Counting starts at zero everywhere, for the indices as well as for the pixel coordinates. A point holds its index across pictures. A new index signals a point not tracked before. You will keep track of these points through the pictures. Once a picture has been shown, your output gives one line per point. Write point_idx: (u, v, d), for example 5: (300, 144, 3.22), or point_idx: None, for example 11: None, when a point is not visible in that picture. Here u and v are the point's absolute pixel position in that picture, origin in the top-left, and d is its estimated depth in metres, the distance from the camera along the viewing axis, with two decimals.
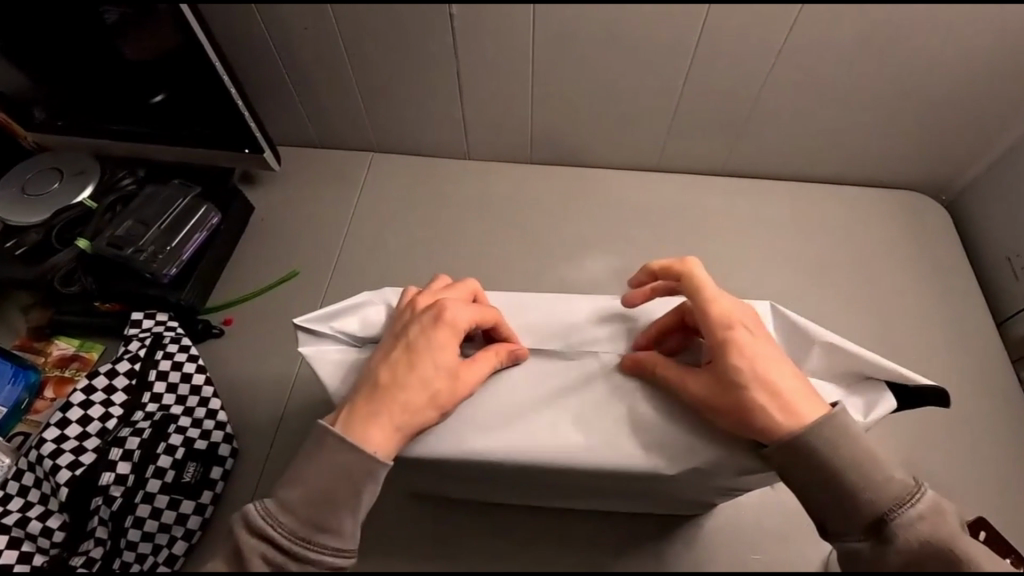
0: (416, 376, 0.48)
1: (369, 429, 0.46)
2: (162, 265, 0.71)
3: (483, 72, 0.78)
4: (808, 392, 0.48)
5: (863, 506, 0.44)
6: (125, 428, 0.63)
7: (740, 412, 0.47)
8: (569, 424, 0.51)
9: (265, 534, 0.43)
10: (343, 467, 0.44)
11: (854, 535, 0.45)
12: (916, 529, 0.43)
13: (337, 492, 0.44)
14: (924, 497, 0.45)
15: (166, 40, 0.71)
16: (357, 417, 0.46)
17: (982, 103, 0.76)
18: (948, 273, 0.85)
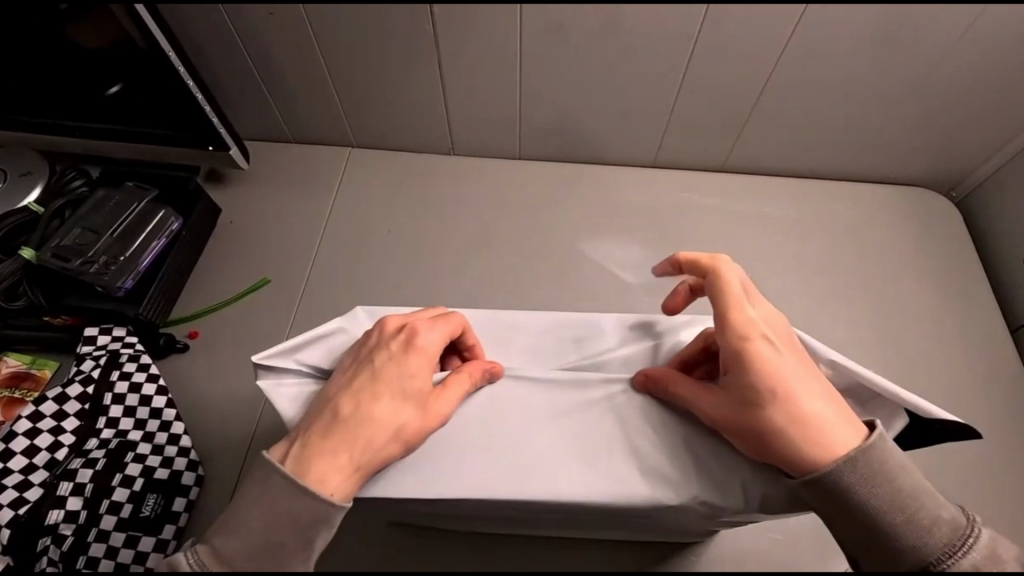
0: (380, 407, 0.44)
1: (325, 467, 0.41)
2: (116, 277, 0.65)
3: (467, 64, 0.72)
4: (844, 418, 0.44)
5: (907, 553, 0.40)
6: (76, 459, 0.58)
7: (763, 432, 0.43)
8: (570, 466, 0.45)
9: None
10: (289, 515, 0.40)
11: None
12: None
13: (283, 545, 0.40)
14: (979, 540, 0.40)
15: (111, 29, 0.64)
16: (312, 454, 0.42)
17: (1002, 97, 0.71)
18: (960, 274, 0.81)
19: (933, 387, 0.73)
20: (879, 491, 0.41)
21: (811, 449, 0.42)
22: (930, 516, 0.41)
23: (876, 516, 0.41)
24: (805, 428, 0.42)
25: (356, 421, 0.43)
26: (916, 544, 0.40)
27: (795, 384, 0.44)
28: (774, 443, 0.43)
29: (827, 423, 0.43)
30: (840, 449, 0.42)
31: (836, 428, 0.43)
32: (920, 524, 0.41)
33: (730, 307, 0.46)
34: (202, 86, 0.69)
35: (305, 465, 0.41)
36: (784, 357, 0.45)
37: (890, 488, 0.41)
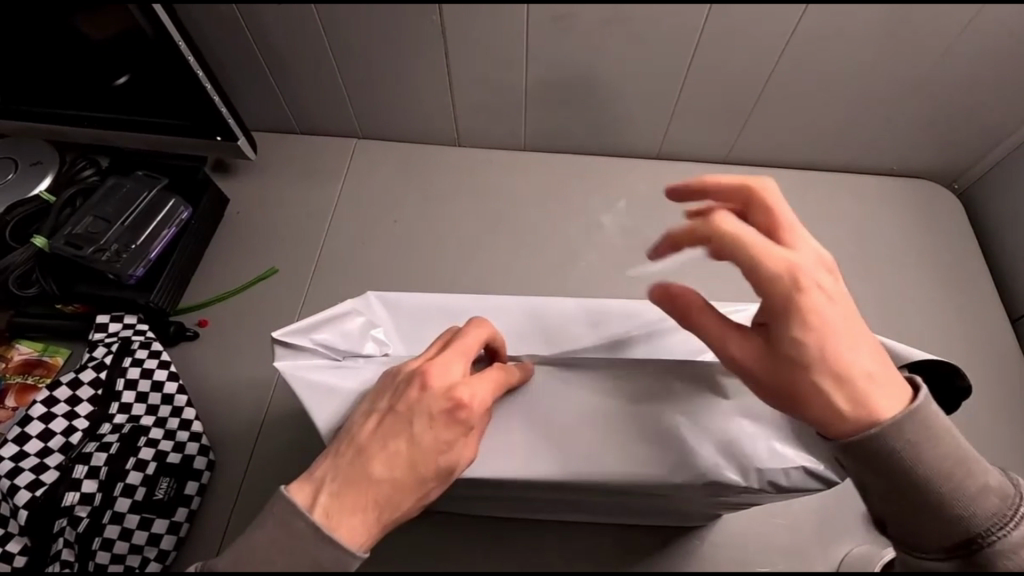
0: (414, 453, 0.41)
1: (356, 515, 0.39)
2: (127, 265, 0.66)
3: (474, 59, 0.73)
4: (891, 377, 0.41)
5: (959, 524, 0.39)
6: (90, 443, 0.59)
7: (800, 396, 0.41)
8: (584, 450, 0.46)
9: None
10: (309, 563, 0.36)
11: (934, 553, 0.40)
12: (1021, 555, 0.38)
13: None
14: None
15: (121, 20, 0.64)
16: (341, 502, 0.39)
17: (1006, 90, 0.71)
18: (959, 265, 0.82)
19: None
20: (932, 461, 0.39)
21: (861, 408, 0.40)
22: (980, 485, 0.39)
23: (929, 487, 0.39)
24: (853, 388, 0.40)
25: (387, 467, 0.40)
26: (967, 514, 0.39)
27: (840, 341, 0.41)
28: (819, 403, 0.40)
29: (875, 379, 0.40)
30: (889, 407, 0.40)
31: (883, 389, 0.40)
32: (970, 494, 0.39)
33: (766, 267, 0.41)
34: (211, 77, 0.69)
35: (333, 513, 0.38)
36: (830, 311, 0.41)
37: (943, 456, 0.39)
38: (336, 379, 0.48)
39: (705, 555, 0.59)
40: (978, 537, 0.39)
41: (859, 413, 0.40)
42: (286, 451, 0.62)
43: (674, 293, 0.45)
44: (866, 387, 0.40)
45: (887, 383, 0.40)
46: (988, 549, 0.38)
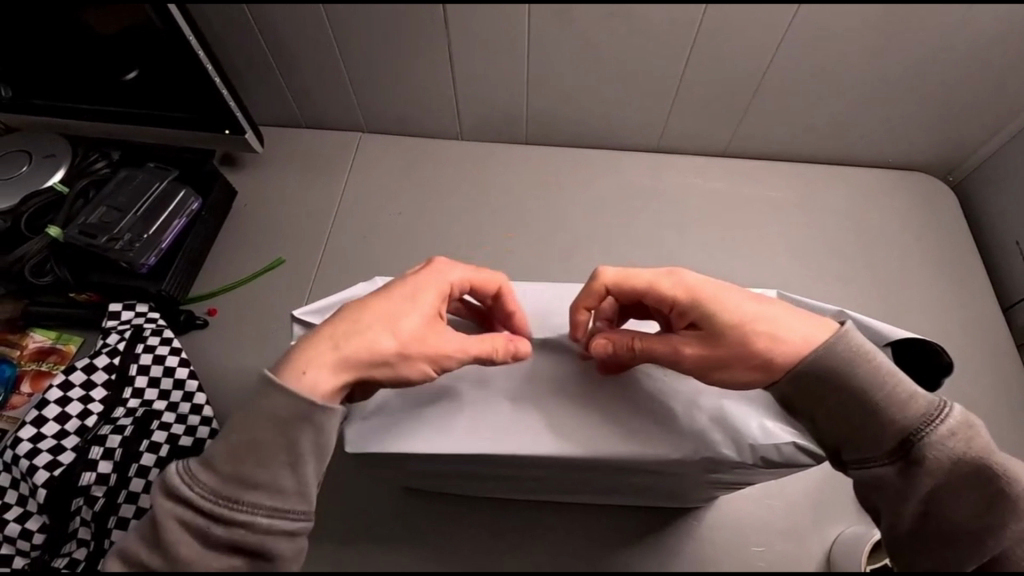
0: (377, 308, 0.48)
1: (311, 355, 0.45)
2: (139, 254, 0.68)
3: (476, 54, 0.74)
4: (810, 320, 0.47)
5: (892, 425, 0.44)
6: (105, 426, 0.61)
7: (748, 352, 0.45)
8: (591, 427, 0.47)
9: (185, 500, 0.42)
10: (269, 418, 0.43)
11: (878, 459, 0.44)
12: (949, 446, 0.43)
13: (264, 445, 0.42)
14: (952, 412, 0.44)
15: (132, 15, 0.66)
16: (313, 339, 0.47)
17: (999, 83, 0.73)
18: (953, 256, 0.83)
19: None
20: (867, 370, 0.44)
21: (794, 350, 0.45)
22: (909, 392, 0.44)
23: (869, 394, 0.44)
24: (782, 343, 0.45)
25: (358, 313, 0.48)
26: (901, 416, 0.44)
27: (753, 312, 0.47)
28: (772, 359, 0.45)
29: (794, 321, 0.47)
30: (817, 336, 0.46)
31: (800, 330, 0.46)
32: (901, 398, 0.44)
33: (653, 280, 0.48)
34: (220, 71, 0.71)
35: (291, 360, 0.46)
36: (725, 294, 0.48)
37: (875, 366, 0.44)
38: None
39: (701, 536, 0.61)
40: (913, 436, 0.43)
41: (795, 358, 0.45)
42: None
43: (620, 340, 0.48)
44: (790, 333, 0.46)
45: (810, 327, 0.47)
46: (922, 445, 0.43)
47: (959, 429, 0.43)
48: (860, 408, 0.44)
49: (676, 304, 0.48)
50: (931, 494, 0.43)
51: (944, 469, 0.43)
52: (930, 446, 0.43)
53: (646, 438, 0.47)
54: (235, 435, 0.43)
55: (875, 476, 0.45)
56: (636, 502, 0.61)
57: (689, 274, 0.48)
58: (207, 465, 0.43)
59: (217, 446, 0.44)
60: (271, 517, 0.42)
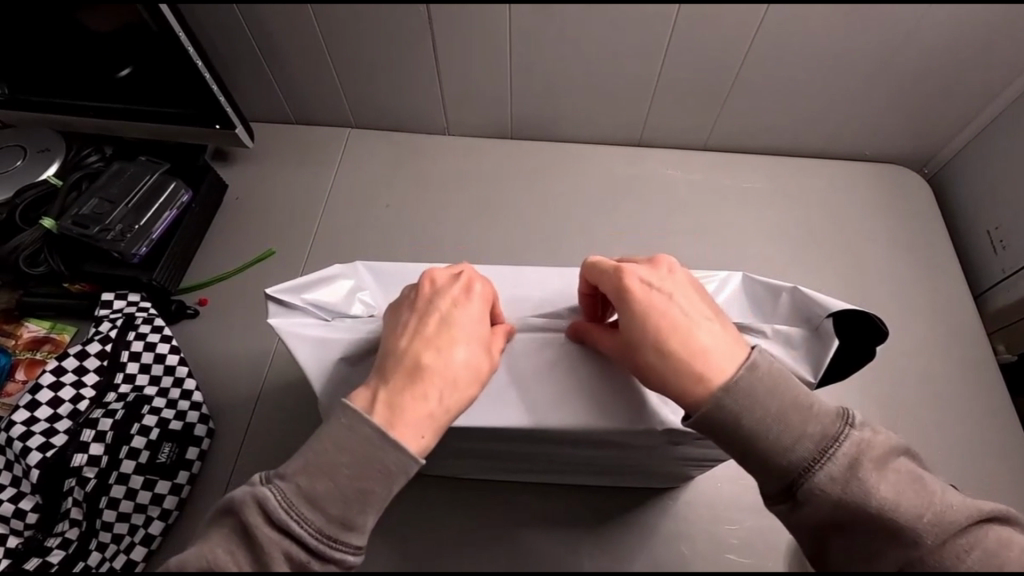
0: (454, 348, 0.46)
1: (418, 410, 0.43)
2: (131, 244, 0.69)
3: (459, 51, 0.76)
4: (731, 345, 0.44)
5: (775, 464, 0.41)
6: (97, 410, 0.63)
7: (650, 368, 0.45)
8: (556, 401, 0.49)
9: (287, 528, 0.39)
10: (379, 466, 0.40)
11: (772, 492, 0.42)
12: (834, 485, 0.39)
13: (368, 490, 0.40)
14: (842, 445, 0.40)
15: (123, 13, 0.68)
16: (411, 393, 0.43)
17: (968, 78, 0.75)
18: (927, 245, 0.85)
19: (900, 354, 0.77)
20: (747, 410, 0.41)
21: (676, 381, 0.44)
22: (795, 427, 0.41)
23: (750, 431, 0.41)
24: (667, 372, 0.44)
25: (432, 354, 0.45)
26: (782, 453, 0.41)
27: (666, 335, 0.45)
28: (654, 381, 0.45)
29: (701, 351, 0.44)
30: (703, 378, 0.43)
31: (714, 356, 0.44)
32: (783, 438, 0.41)
33: (605, 276, 0.48)
34: (211, 67, 0.73)
35: (400, 419, 0.42)
36: (661, 304, 0.46)
37: (757, 403, 0.41)
38: (326, 334, 0.51)
39: (675, 514, 0.63)
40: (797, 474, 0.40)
41: (673, 388, 0.44)
42: (280, 419, 0.66)
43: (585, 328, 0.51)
44: (680, 361, 0.44)
45: (712, 359, 0.43)
46: (804, 485, 0.40)
47: (844, 465, 0.40)
48: (745, 445, 0.41)
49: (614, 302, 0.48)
50: (816, 533, 0.40)
51: (825, 512, 0.39)
52: (810, 488, 0.40)
53: (612, 411, 0.48)
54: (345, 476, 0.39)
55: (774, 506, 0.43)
56: (613, 483, 0.63)
57: (631, 278, 0.47)
58: (309, 496, 0.39)
59: (318, 481, 0.40)
60: (361, 555, 0.39)
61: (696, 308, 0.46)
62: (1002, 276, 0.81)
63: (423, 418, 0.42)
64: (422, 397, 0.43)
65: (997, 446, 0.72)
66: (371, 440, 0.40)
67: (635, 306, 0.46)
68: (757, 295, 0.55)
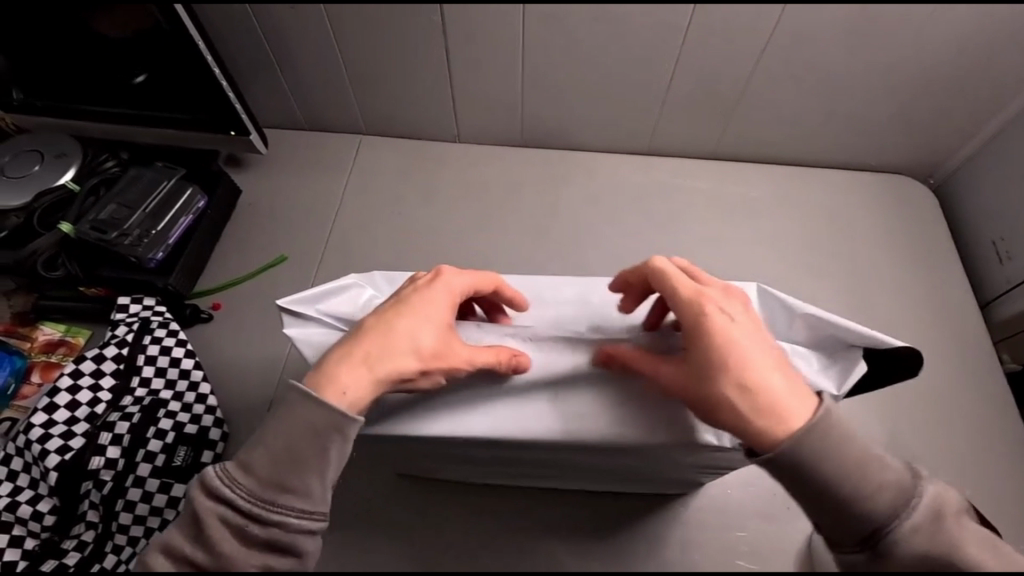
0: (400, 329, 0.47)
1: (344, 371, 0.45)
2: (148, 249, 0.70)
3: (473, 59, 0.77)
4: (800, 392, 0.44)
5: (858, 519, 0.41)
6: (113, 413, 0.63)
7: (716, 402, 0.44)
8: (571, 411, 0.49)
9: (226, 497, 0.42)
10: (308, 428, 0.42)
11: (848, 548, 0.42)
12: (916, 540, 0.40)
13: (301, 454, 0.42)
14: (922, 499, 0.42)
15: (143, 22, 0.69)
16: (341, 354, 0.45)
17: (974, 90, 0.76)
18: (933, 255, 0.86)
19: None
20: (831, 458, 0.42)
21: (749, 422, 0.43)
22: (877, 481, 0.42)
23: (836, 483, 0.42)
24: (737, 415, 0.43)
25: (383, 329, 0.47)
26: (866, 509, 0.41)
27: (740, 369, 0.44)
28: (723, 420, 0.44)
29: (778, 396, 0.43)
30: (779, 425, 0.42)
31: (786, 401, 0.43)
32: (871, 489, 0.41)
33: (682, 295, 0.47)
34: (227, 75, 0.74)
35: (321, 374, 0.44)
36: (738, 337, 0.45)
37: (841, 455, 0.42)
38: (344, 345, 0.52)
39: (684, 519, 0.63)
40: (881, 530, 0.41)
41: (741, 428, 0.43)
42: None
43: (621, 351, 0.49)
44: (756, 404, 0.43)
45: (788, 406, 0.43)
46: (887, 540, 0.41)
47: (927, 518, 0.41)
48: (830, 494, 0.42)
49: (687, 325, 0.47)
50: None
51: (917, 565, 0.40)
52: (899, 539, 0.40)
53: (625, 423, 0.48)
54: (275, 442, 0.42)
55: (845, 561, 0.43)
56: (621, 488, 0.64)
57: (711, 307, 0.46)
58: (244, 467, 0.42)
59: (253, 450, 0.43)
60: (305, 519, 0.42)
61: (767, 343, 0.46)
62: (1007, 286, 0.81)
63: (355, 382, 0.44)
64: (360, 364, 0.45)
65: (1003, 456, 0.72)
66: (299, 405, 0.43)
67: (715, 336, 0.45)
68: (774, 312, 0.54)
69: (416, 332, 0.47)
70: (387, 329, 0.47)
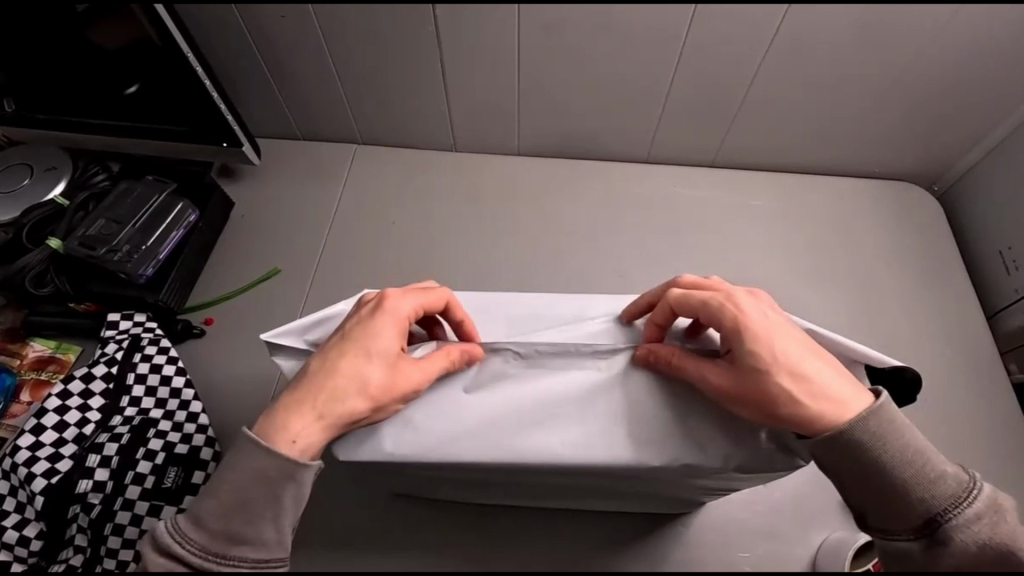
0: (347, 366, 0.47)
1: (295, 418, 0.45)
2: (138, 265, 0.69)
3: (468, 67, 0.76)
4: (849, 382, 0.47)
5: (918, 505, 0.43)
6: (102, 434, 0.62)
7: (775, 400, 0.44)
8: (575, 434, 0.48)
9: (176, 552, 0.42)
10: (260, 479, 0.43)
11: (903, 534, 0.44)
12: (975, 529, 0.42)
13: (253, 504, 0.43)
14: (981, 494, 0.44)
15: (133, 33, 0.68)
16: (289, 401, 0.45)
17: (978, 96, 0.74)
18: (938, 264, 0.85)
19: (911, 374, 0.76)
20: (894, 447, 0.43)
21: (818, 419, 0.44)
22: (937, 472, 0.44)
23: (899, 472, 0.43)
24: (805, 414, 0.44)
25: (328, 370, 0.47)
26: (926, 496, 0.43)
27: (794, 368, 0.45)
28: (782, 414, 0.45)
29: (831, 388, 0.45)
30: (846, 414, 0.44)
31: (841, 392, 0.45)
32: (930, 478, 0.43)
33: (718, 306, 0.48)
34: (218, 86, 0.73)
35: (272, 424, 0.45)
36: (782, 338, 0.47)
37: (903, 444, 0.44)
38: None
39: (685, 539, 0.62)
40: (938, 517, 0.43)
41: (811, 425, 0.44)
42: None
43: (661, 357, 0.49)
44: (819, 399, 0.44)
45: (846, 398, 0.45)
46: (947, 526, 0.42)
47: (986, 509, 0.43)
48: (891, 484, 0.43)
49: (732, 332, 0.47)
50: None
51: (968, 555, 0.42)
52: (956, 528, 0.42)
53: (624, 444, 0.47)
54: (226, 496, 0.43)
55: (897, 551, 0.44)
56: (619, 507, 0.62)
57: (752, 312, 0.47)
58: (196, 520, 0.43)
59: (205, 503, 0.44)
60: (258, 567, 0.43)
61: (804, 341, 0.48)
62: (1015, 296, 0.80)
63: (305, 426, 0.45)
64: (308, 408, 0.45)
65: (1013, 471, 0.71)
66: (250, 456, 0.43)
67: (765, 340, 0.46)
68: None
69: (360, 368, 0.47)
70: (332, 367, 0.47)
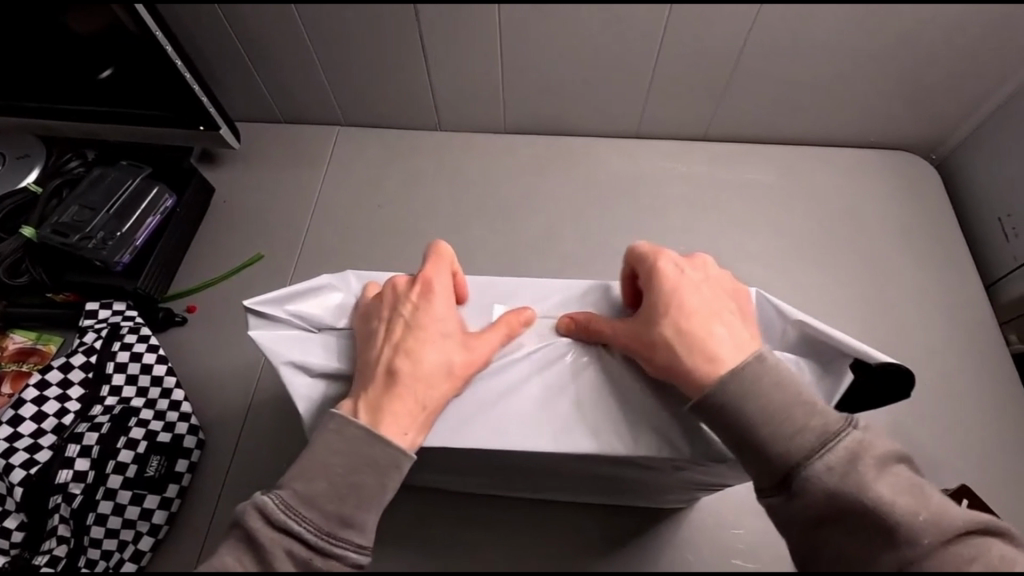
0: (424, 350, 0.45)
1: (394, 413, 0.43)
2: (114, 252, 0.67)
3: (449, 45, 0.73)
4: (743, 334, 0.45)
5: (771, 458, 0.40)
6: (81, 424, 0.61)
7: (657, 356, 0.45)
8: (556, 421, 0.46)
9: (288, 527, 0.39)
10: (368, 462, 0.41)
11: (766, 489, 0.42)
12: (826, 481, 0.39)
13: (363, 487, 0.41)
14: (843, 441, 0.40)
15: (97, 15, 0.65)
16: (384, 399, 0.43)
17: (979, 60, 0.72)
18: (936, 235, 0.83)
19: (910, 349, 0.75)
20: (748, 400, 0.41)
21: (691, 377, 0.44)
22: (792, 423, 0.40)
23: (748, 425, 0.41)
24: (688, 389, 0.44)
25: (408, 360, 0.45)
26: (777, 447, 0.40)
27: (681, 322, 0.45)
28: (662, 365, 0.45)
29: (719, 344, 0.44)
30: (719, 369, 0.43)
31: (722, 345, 0.44)
32: (781, 429, 0.40)
33: (650, 261, 0.48)
34: (192, 67, 0.71)
35: (379, 420, 0.43)
36: (687, 293, 0.46)
37: (763, 397, 0.41)
38: (309, 349, 0.49)
39: (676, 518, 0.62)
40: (793, 469, 0.40)
41: (686, 376, 0.44)
42: (271, 430, 0.64)
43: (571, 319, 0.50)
44: (692, 354, 0.44)
45: (725, 354, 0.44)
46: (800, 479, 0.39)
47: (842, 459, 0.39)
48: (741, 440, 0.41)
49: (649, 286, 0.47)
50: (815, 527, 0.39)
51: (822, 506, 0.39)
52: (808, 477, 0.39)
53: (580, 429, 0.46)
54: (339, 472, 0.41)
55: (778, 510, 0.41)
56: (615, 501, 0.61)
57: (666, 264, 0.47)
58: (307, 497, 0.40)
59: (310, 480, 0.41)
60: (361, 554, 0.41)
61: (716, 304, 0.46)
62: (1013, 264, 0.78)
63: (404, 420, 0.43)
64: (403, 397, 0.43)
65: (1013, 445, 0.69)
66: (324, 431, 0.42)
67: (672, 296, 0.46)
68: (768, 317, 0.51)
69: (437, 348, 0.46)
70: (409, 351, 0.45)
